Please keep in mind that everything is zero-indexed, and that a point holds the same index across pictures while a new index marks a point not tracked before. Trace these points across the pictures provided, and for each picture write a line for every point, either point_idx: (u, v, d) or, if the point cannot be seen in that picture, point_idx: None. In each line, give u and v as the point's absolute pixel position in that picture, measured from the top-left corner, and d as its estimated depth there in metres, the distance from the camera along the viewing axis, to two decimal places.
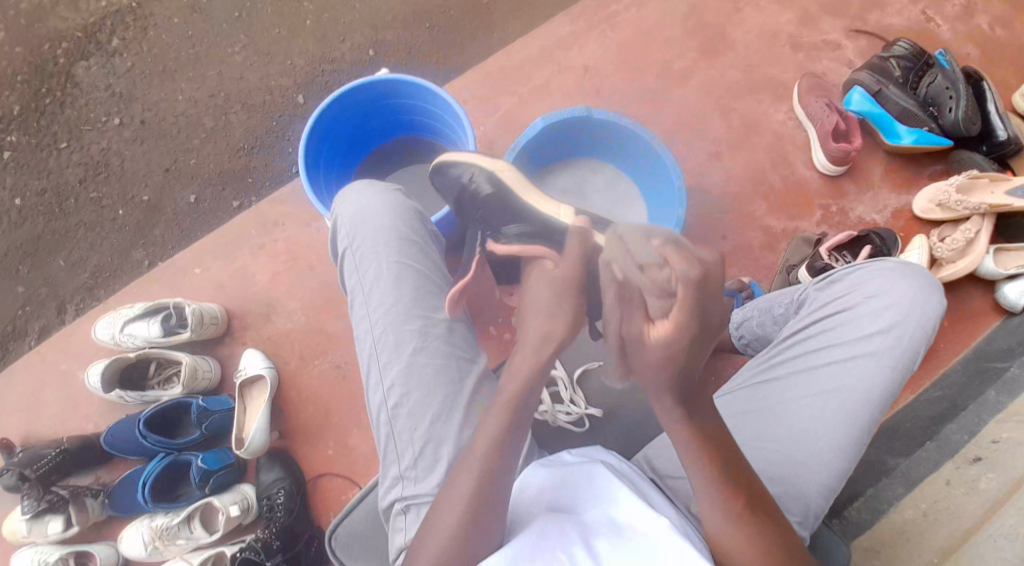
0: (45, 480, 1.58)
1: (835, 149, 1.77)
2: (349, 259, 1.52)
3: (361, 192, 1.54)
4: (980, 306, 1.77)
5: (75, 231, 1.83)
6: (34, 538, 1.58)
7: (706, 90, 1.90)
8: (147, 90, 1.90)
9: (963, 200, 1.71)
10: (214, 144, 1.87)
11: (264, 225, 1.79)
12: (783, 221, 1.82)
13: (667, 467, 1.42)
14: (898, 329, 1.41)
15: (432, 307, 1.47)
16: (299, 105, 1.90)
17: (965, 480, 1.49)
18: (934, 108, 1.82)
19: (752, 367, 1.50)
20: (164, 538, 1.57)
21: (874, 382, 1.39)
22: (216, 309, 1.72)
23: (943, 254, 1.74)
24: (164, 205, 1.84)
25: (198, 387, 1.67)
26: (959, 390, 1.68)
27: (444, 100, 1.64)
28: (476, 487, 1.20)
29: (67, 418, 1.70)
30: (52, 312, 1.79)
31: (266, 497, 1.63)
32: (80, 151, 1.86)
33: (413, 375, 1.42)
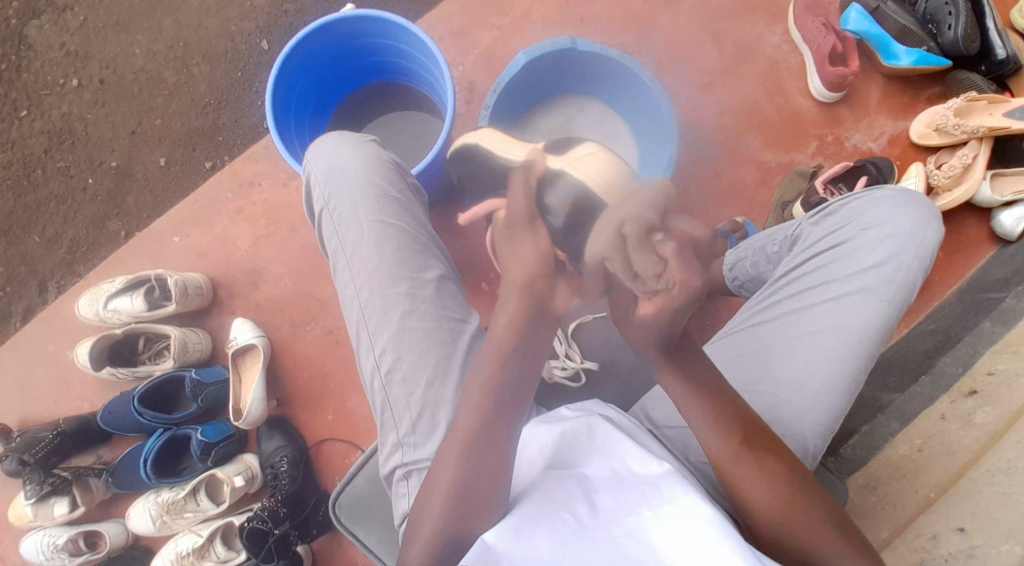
0: (44, 463, 1.59)
1: (832, 74, 1.70)
2: (326, 219, 1.39)
3: (333, 143, 1.41)
4: (976, 235, 1.75)
5: (47, 205, 1.76)
6: (41, 521, 1.60)
7: (696, 13, 1.80)
8: (102, 46, 1.78)
9: (961, 123, 1.66)
10: (179, 101, 1.77)
11: (241, 188, 1.72)
12: (779, 154, 1.77)
13: (665, 416, 1.36)
14: (897, 260, 1.33)
15: (419, 266, 1.35)
16: (263, 52, 1.78)
17: (961, 414, 1.50)
18: (933, 25, 1.74)
19: (748, 310, 1.41)
20: (171, 512, 1.58)
21: (874, 317, 1.31)
22: (199, 280, 1.67)
23: (939, 182, 1.70)
24: (134, 170, 1.76)
25: (190, 359, 1.65)
26: (953, 321, 1.68)
27: (418, 38, 1.51)
28: (474, 460, 1.16)
29: (61, 399, 1.68)
30: (33, 291, 1.73)
31: (270, 466, 1.63)
32: (43, 117, 1.78)
33: (405, 338, 1.31)
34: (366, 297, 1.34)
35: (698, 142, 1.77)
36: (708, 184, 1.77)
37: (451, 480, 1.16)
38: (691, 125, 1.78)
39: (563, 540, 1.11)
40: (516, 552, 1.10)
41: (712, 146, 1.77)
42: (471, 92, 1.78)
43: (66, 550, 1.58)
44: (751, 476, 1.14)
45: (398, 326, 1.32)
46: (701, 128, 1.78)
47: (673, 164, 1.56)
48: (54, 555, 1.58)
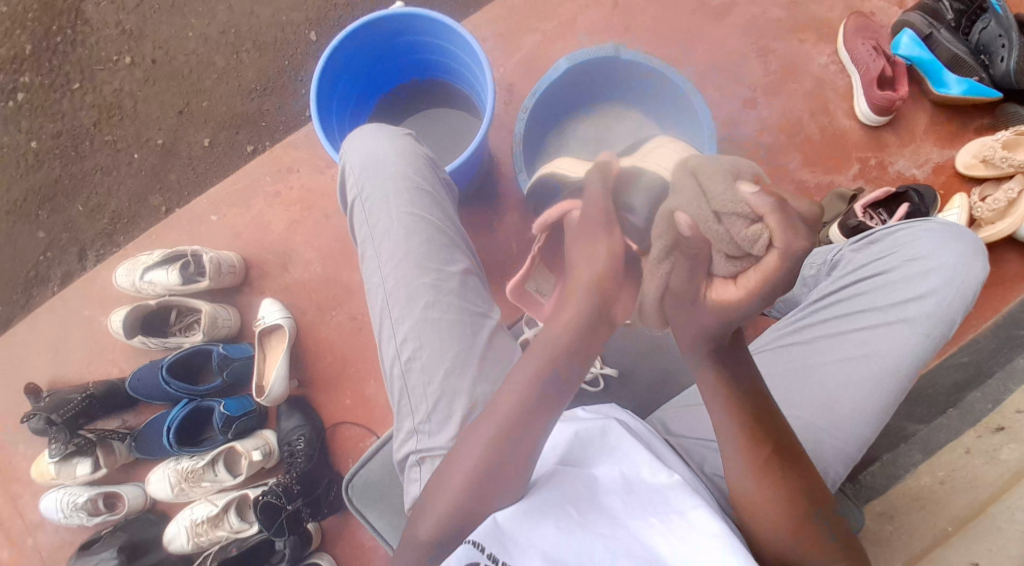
0: (72, 423, 1.64)
1: (879, 97, 1.68)
2: (358, 207, 1.41)
3: (374, 134, 1.43)
4: (1017, 270, 1.69)
5: (91, 175, 1.82)
6: (63, 479, 1.65)
7: (743, 29, 1.78)
8: (157, 27, 1.85)
9: (1009, 156, 1.62)
10: (226, 85, 1.82)
11: (279, 172, 1.76)
12: (817, 175, 1.74)
13: (684, 427, 1.34)
14: (939, 294, 1.30)
15: (445, 259, 1.36)
16: (311, 43, 1.82)
17: (986, 449, 1.47)
18: (985, 56, 1.71)
19: (779, 329, 1.38)
20: (190, 480, 1.62)
21: (908, 349, 1.28)
22: (233, 258, 1.71)
23: (982, 215, 1.66)
24: (179, 148, 1.82)
25: (218, 334, 1.69)
26: (987, 356, 1.63)
27: (462, 37, 1.53)
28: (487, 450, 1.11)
29: (91, 363, 1.73)
30: (73, 258, 1.80)
31: (287, 442, 1.66)
32: (94, 91, 1.84)
33: (426, 328, 1.32)
34: (391, 286, 1.35)
35: (735, 157, 1.76)
36: None
37: (473, 454, 1.12)
38: (731, 139, 1.76)
39: (571, 532, 1.10)
40: (524, 535, 1.10)
41: (750, 162, 1.75)
42: (510, 94, 1.79)
43: (84, 509, 1.63)
44: (773, 481, 1.12)
45: (420, 316, 1.33)
46: (740, 143, 1.76)
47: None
48: (73, 513, 1.63)
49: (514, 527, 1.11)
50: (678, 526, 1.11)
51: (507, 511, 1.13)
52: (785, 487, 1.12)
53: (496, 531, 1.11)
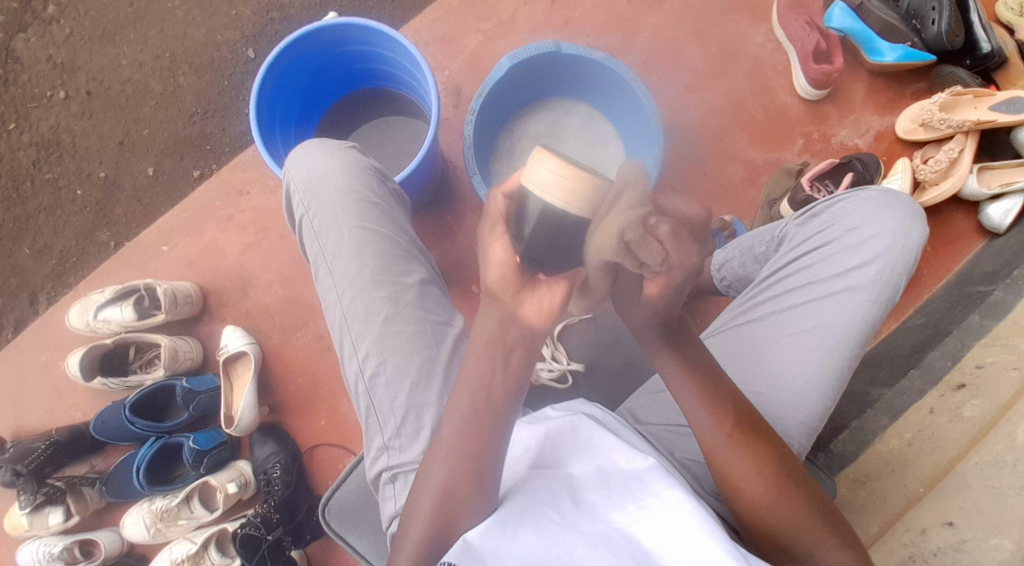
0: (39, 473, 1.60)
1: (815, 72, 1.70)
2: (305, 225, 1.39)
3: (311, 151, 1.41)
4: (963, 228, 1.74)
5: (34, 217, 1.78)
6: (37, 530, 1.61)
7: (680, 13, 1.79)
8: (89, 58, 1.80)
9: (947, 118, 1.66)
10: (166, 112, 1.79)
11: (229, 195, 1.73)
12: (764, 152, 1.77)
13: (652, 415, 1.35)
14: (882, 261, 1.33)
15: (400, 271, 1.35)
16: (249, 61, 1.79)
17: (950, 408, 1.50)
18: (917, 21, 1.74)
19: (735, 309, 1.41)
20: (165, 520, 1.59)
21: (859, 318, 1.31)
22: (189, 288, 1.68)
23: (927, 176, 1.70)
24: (122, 180, 1.78)
25: (180, 367, 1.65)
26: (942, 315, 1.67)
27: (401, 43, 1.51)
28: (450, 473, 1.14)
29: (53, 409, 1.68)
30: (23, 302, 1.75)
31: (263, 471, 1.64)
32: (30, 130, 1.79)
33: (387, 342, 1.32)
34: (347, 303, 1.34)
35: (683, 142, 1.77)
36: (694, 183, 1.76)
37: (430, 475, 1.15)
38: (676, 124, 1.78)
39: (548, 534, 1.10)
40: (501, 547, 1.09)
41: (698, 146, 1.77)
42: (456, 97, 1.78)
43: (61, 559, 1.58)
44: (752, 469, 1.13)
45: (381, 331, 1.32)
46: (685, 128, 1.77)
47: (659, 163, 1.55)
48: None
49: (485, 544, 1.10)
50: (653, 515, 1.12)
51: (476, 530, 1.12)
52: (764, 477, 1.13)
53: (469, 550, 1.09)
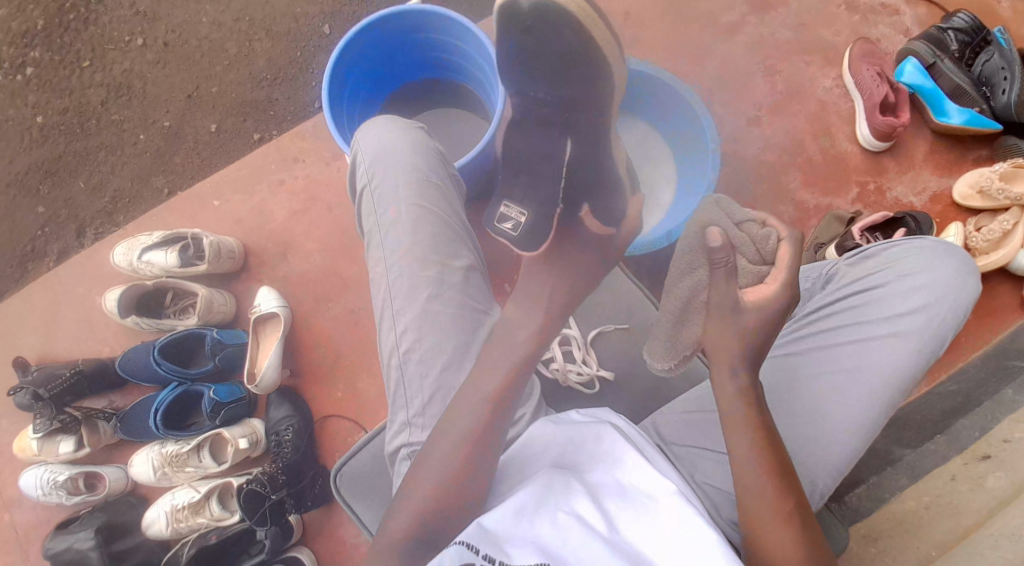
0: (58, 400, 1.62)
1: (880, 122, 1.70)
2: (365, 196, 1.41)
3: (383, 125, 1.42)
4: (1007, 302, 1.72)
5: (95, 153, 1.83)
6: (45, 456, 1.64)
7: (754, 49, 1.81)
8: (170, 11, 1.85)
9: (1005, 189, 1.64)
10: (236, 73, 1.83)
11: (284, 160, 1.76)
12: (817, 196, 1.76)
13: (677, 433, 1.34)
14: (931, 311, 1.31)
15: (450, 253, 1.36)
16: (323, 36, 1.83)
17: (971, 477, 1.47)
18: (987, 88, 1.73)
19: (772, 340, 1.40)
20: (173, 465, 1.61)
21: (901, 365, 1.29)
22: (233, 243, 1.70)
23: (978, 244, 1.69)
24: (184, 132, 1.83)
25: (212, 319, 1.68)
26: (975, 385, 1.65)
27: (476, 38, 1.52)
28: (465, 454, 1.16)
29: (83, 341, 1.72)
30: (70, 234, 1.81)
31: (275, 432, 1.65)
32: (104, 71, 1.85)
33: (427, 322, 1.33)
34: (394, 277, 1.36)
35: (737, 175, 1.78)
36: None
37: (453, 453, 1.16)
38: (734, 156, 1.78)
39: (563, 528, 1.09)
40: (517, 533, 1.10)
41: (751, 181, 1.77)
42: None
43: (65, 488, 1.61)
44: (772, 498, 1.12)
45: (422, 308, 1.33)
46: (741, 161, 1.78)
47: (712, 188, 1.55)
48: (51, 491, 1.61)
49: (498, 529, 1.11)
50: (666, 528, 1.09)
51: (492, 516, 1.13)
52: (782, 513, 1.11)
53: (485, 533, 1.11)
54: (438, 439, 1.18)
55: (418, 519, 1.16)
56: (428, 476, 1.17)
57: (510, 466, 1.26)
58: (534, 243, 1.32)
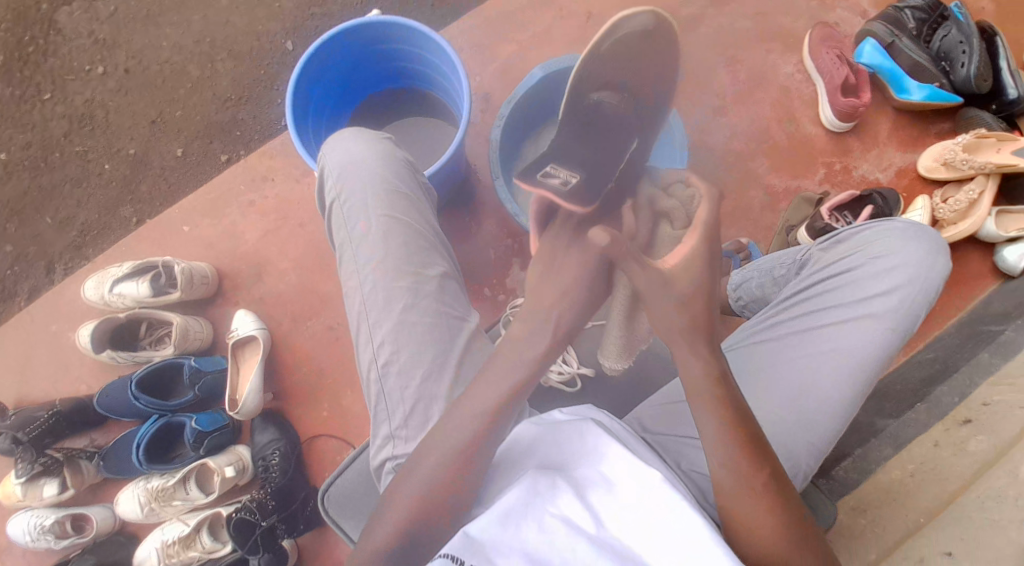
0: (39, 442, 1.59)
1: (843, 104, 1.72)
2: (334, 209, 1.39)
3: (350, 138, 1.42)
4: (976, 269, 1.76)
5: (61, 187, 1.79)
6: (29, 501, 1.60)
7: (715, 39, 1.82)
8: (131, 37, 1.83)
9: (969, 159, 1.67)
10: (200, 95, 1.81)
11: (253, 180, 1.74)
12: (785, 179, 1.78)
13: (660, 424, 1.35)
14: (903, 291, 1.33)
15: (423, 262, 1.35)
16: (287, 52, 1.81)
17: (954, 442, 1.49)
18: (946, 63, 1.76)
19: (750, 326, 1.41)
20: (160, 499, 1.58)
21: (875, 345, 1.31)
22: (206, 268, 1.68)
23: (945, 216, 1.71)
24: (150, 158, 1.79)
25: (189, 347, 1.66)
26: (951, 352, 1.68)
27: (439, 46, 1.51)
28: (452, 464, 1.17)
29: (60, 381, 1.68)
30: (41, 271, 1.76)
31: (261, 457, 1.64)
32: (65, 102, 1.81)
33: (404, 332, 1.31)
34: (368, 290, 1.34)
35: (706, 164, 1.79)
36: None
37: (440, 464, 1.17)
38: (701, 146, 1.79)
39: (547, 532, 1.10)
40: (503, 540, 1.10)
41: (721, 169, 1.78)
42: (487, 102, 1.79)
43: (52, 531, 1.57)
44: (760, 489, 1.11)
45: (398, 320, 1.32)
46: (709, 150, 1.79)
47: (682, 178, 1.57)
48: (40, 536, 1.57)
49: (485, 537, 1.11)
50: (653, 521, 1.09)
51: (478, 524, 1.13)
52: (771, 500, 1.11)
53: (471, 543, 1.11)
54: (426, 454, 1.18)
55: (404, 531, 1.16)
56: (411, 489, 1.17)
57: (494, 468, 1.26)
58: (585, 199, 1.33)
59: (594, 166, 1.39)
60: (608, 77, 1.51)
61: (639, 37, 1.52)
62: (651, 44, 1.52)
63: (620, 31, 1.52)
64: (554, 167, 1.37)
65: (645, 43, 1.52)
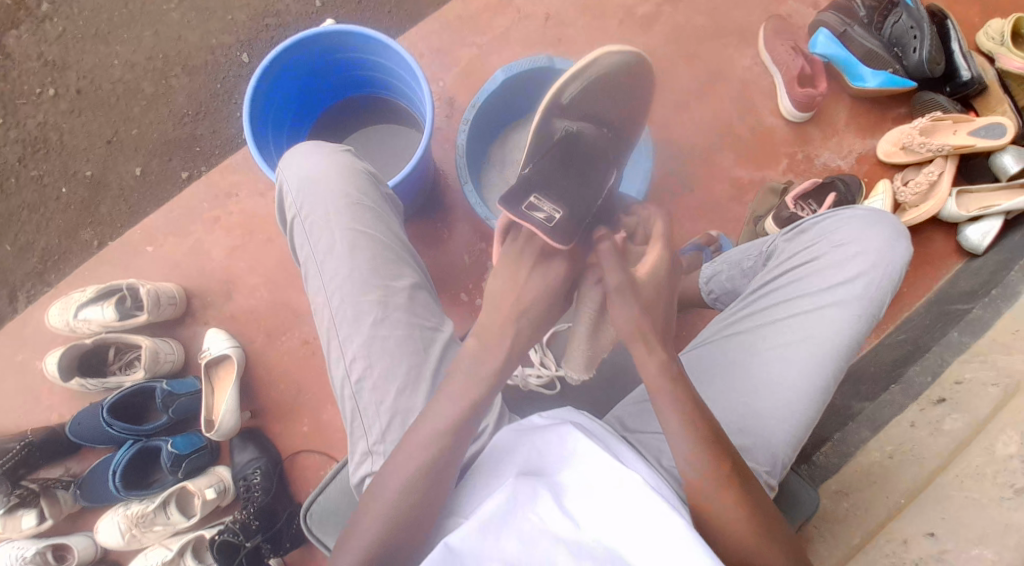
0: (13, 474, 1.55)
1: (800, 94, 1.74)
2: (298, 225, 1.38)
3: (309, 153, 1.40)
4: (941, 249, 1.79)
5: (19, 213, 1.76)
6: (9, 533, 1.55)
7: (672, 36, 1.83)
8: (81, 56, 1.80)
9: (927, 142, 1.71)
10: (156, 113, 1.78)
11: (217, 196, 1.72)
12: (750, 171, 1.80)
13: (638, 421, 1.35)
14: (867, 277, 1.35)
15: (392, 273, 1.34)
16: (243, 65, 1.80)
17: (929, 421, 1.51)
18: (899, 48, 1.79)
19: (721, 321, 1.43)
20: (141, 525, 1.54)
21: (843, 332, 1.33)
22: (173, 288, 1.66)
23: (906, 198, 1.74)
24: (110, 179, 1.76)
25: (161, 370, 1.63)
26: (922, 332, 1.70)
27: (398, 53, 1.50)
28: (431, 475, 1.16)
29: (28, 411, 1.64)
30: (4, 300, 1.73)
31: (242, 478, 1.61)
32: (17, 127, 1.78)
33: (375, 346, 1.31)
34: (337, 305, 1.33)
35: (671, 159, 1.80)
36: (681, 198, 1.79)
37: (416, 479, 1.16)
38: (666, 142, 1.81)
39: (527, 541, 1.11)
40: (483, 551, 1.11)
41: (685, 163, 1.80)
42: (450, 107, 1.79)
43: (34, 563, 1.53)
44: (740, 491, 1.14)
45: (369, 334, 1.31)
46: (674, 146, 1.80)
47: (648, 175, 1.58)
48: None
49: (465, 547, 1.11)
50: (631, 524, 1.12)
51: (457, 534, 1.12)
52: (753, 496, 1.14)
53: (451, 555, 1.10)
54: (401, 464, 1.17)
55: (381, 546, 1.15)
56: (392, 508, 1.16)
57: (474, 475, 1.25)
58: (566, 237, 1.20)
59: (578, 198, 1.24)
60: (589, 110, 1.40)
61: (614, 74, 1.41)
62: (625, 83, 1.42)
63: (597, 69, 1.39)
64: (539, 198, 1.21)
65: (620, 81, 1.41)
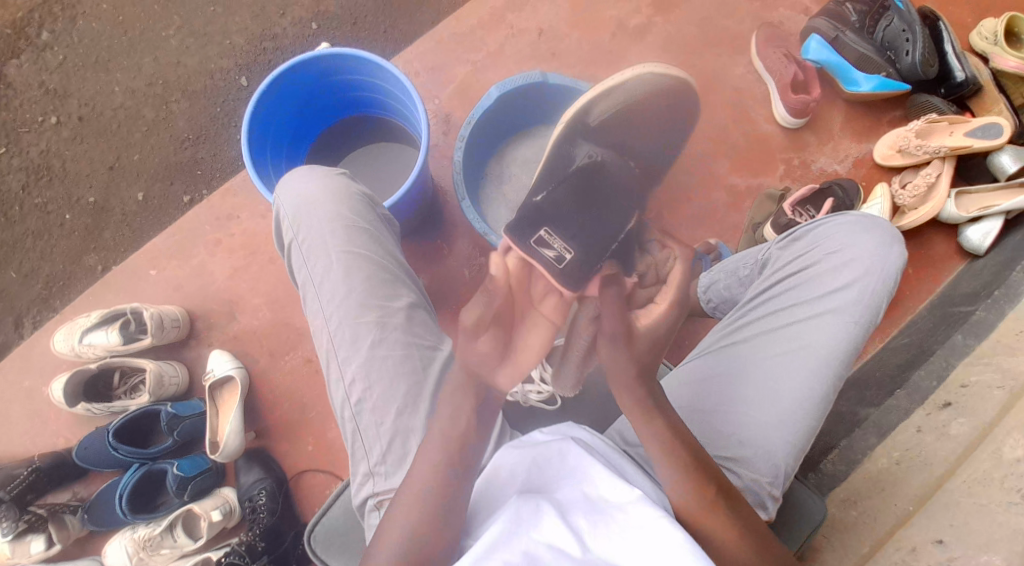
0: (20, 500, 1.57)
1: (794, 101, 1.75)
2: (294, 249, 1.40)
3: (304, 177, 1.42)
4: (943, 251, 1.78)
5: (23, 241, 1.78)
6: (18, 558, 1.56)
7: (665, 46, 1.84)
8: (81, 84, 1.82)
9: (923, 145, 1.71)
10: (157, 137, 1.81)
11: (218, 219, 1.73)
12: (747, 178, 1.80)
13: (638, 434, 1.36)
14: (861, 283, 1.35)
15: (389, 294, 1.36)
16: (241, 88, 1.82)
17: (935, 426, 1.50)
18: (892, 52, 1.78)
19: (718, 331, 1.43)
20: (148, 549, 1.55)
21: (839, 339, 1.33)
22: (177, 311, 1.67)
23: (905, 201, 1.74)
24: (112, 205, 1.78)
25: (165, 394, 1.64)
26: (926, 336, 1.69)
27: (393, 74, 1.52)
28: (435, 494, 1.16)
29: (36, 435, 1.66)
30: (9, 327, 1.74)
31: (248, 499, 1.62)
32: (20, 156, 1.81)
33: (374, 367, 1.32)
34: (335, 327, 1.34)
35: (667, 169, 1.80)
36: (679, 207, 1.79)
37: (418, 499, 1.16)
38: None
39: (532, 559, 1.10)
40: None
41: (682, 173, 1.80)
42: (446, 124, 1.80)
43: None
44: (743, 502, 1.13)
45: (367, 355, 1.32)
46: None
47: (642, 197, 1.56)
48: None
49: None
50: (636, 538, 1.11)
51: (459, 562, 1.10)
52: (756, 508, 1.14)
53: None
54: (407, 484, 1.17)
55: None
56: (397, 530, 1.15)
57: (477, 498, 1.23)
58: (575, 279, 1.30)
59: (592, 233, 1.34)
60: (609, 137, 1.47)
61: (652, 95, 1.46)
62: (658, 108, 1.48)
63: (620, 94, 1.45)
64: (549, 234, 1.32)
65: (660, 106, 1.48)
